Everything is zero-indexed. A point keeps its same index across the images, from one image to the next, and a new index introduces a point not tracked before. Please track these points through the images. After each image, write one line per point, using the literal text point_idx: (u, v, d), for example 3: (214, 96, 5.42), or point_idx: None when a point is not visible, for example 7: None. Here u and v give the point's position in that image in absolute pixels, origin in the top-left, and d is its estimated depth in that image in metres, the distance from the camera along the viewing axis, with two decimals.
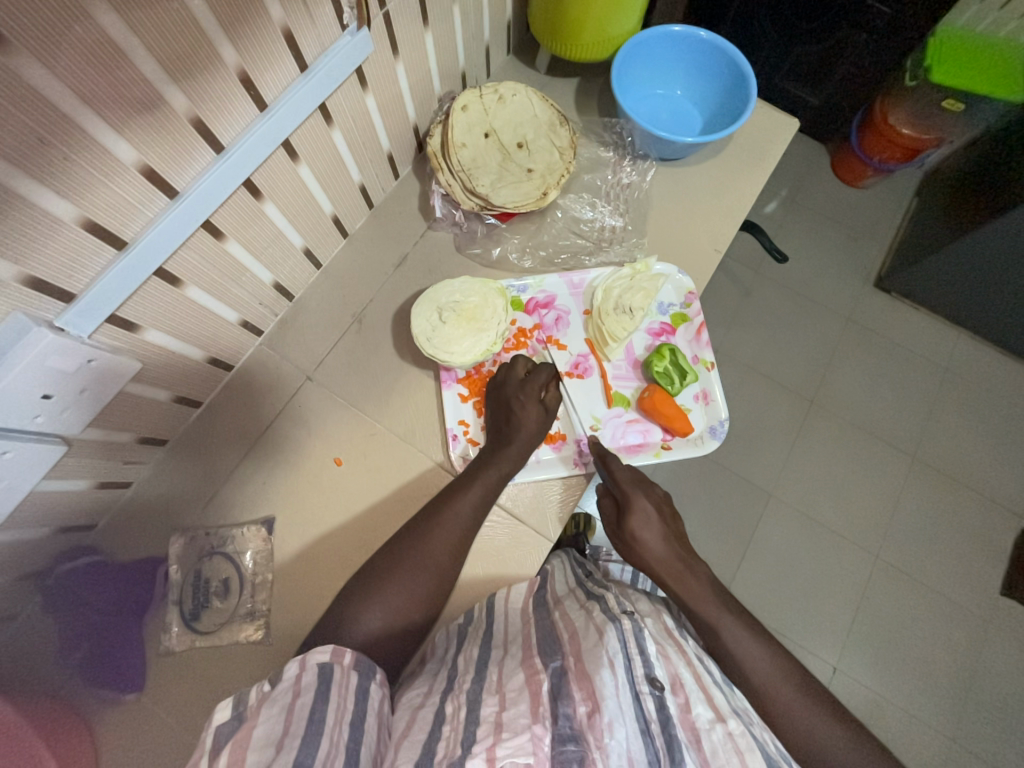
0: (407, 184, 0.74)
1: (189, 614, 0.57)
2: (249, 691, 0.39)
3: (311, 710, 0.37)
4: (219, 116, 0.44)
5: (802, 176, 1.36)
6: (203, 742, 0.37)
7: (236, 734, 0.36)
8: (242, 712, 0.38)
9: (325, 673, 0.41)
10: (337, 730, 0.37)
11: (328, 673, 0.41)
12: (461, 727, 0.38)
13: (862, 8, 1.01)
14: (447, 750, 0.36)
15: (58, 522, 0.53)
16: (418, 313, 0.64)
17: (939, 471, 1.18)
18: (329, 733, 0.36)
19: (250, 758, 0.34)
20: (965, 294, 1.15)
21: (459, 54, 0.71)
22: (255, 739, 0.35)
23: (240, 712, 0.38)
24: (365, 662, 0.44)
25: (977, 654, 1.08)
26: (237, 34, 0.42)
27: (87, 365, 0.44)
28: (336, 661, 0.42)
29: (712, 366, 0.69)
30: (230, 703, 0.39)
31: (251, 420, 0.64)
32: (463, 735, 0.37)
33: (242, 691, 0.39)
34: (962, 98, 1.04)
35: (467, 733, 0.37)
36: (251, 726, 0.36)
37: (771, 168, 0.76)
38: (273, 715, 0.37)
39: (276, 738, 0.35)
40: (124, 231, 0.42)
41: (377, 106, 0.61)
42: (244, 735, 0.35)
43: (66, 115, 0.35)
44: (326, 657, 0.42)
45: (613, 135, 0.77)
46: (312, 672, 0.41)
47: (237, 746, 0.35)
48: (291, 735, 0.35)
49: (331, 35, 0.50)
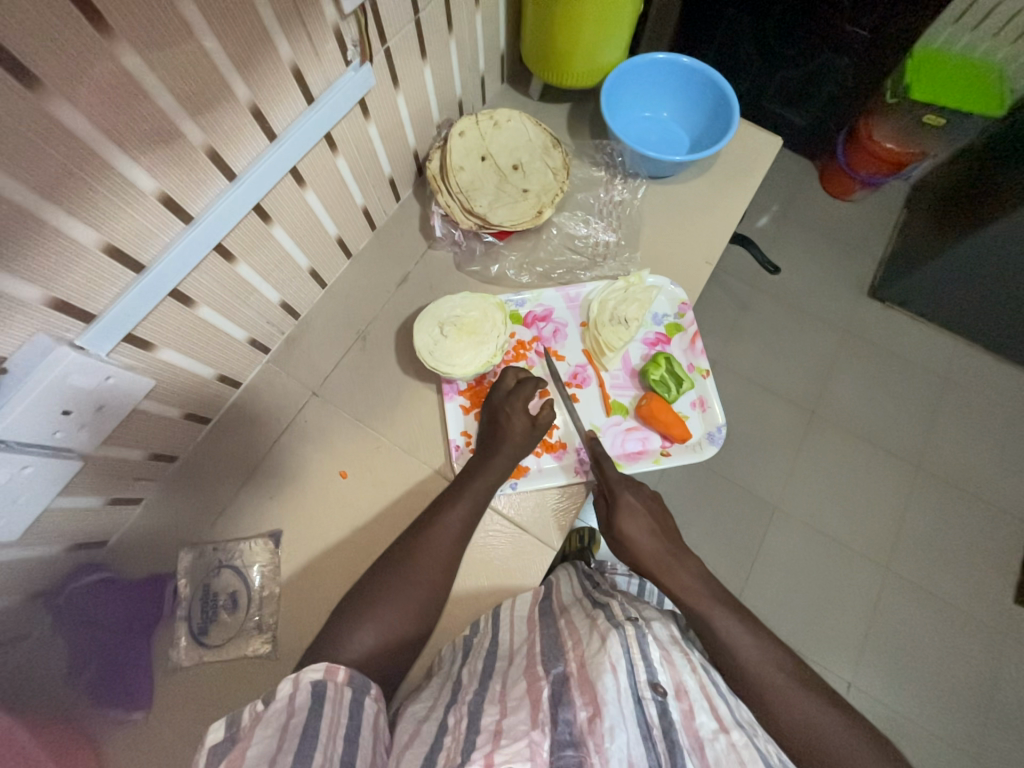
0: (407, 206, 0.78)
1: (197, 629, 0.58)
2: (244, 711, 0.40)
3: (304, 724, 0.38)
4: (232, 146, 0.47)
5: (791, 191, 1.40)
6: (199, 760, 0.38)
7: (231, 754, 0.36)
8: (235, 733, 0.38)
9: (319, 689, 0.41)
10: (330, 742, 0.37)
11: (322, 690, 0.42)
12: (463, 736, 0.38)
13: (839, 32, 1.07)
14: (449, 759, 0.37)
15: (70, 539, 0.55)
16: (421, 328, 0.66)
17: (942, 478, 1.18)
18: (322, 747, 0.37)
19: None
20: (956, 300, 1.18)
21: (456, 85, 0.75)
22: (250, 755, 0.36)
23: (235, 732, 0.38)
24: (359, 677, 0.44)
25: (992, 663, 1.06)
26: (248, 71, 0.45)
27: (105, 383, 0.46)
28: (330, 677, 0.43)
29: (707, 373, 0.70)
30: (225, 723, 0.39)
31: (259, 436, 0.66)
32: (464, 743, 0.37)
33: (237, 713, 0.39)
34: (943, 114, 1.10)
35: (468, 741, 0.37)
36: (246, 745, 0.36)
37: (759, 182, 0.80)
38: (266, 735, 0.37)
39: (269, 752, 0.36)
40: (141, 255, 0.45)
41: (379, 134, 0.65)
42: (237, 752, 0.36)
43: (93, 150, 0.37)
44: (318, 675, 0.43)
45: (604, 155, 0.81)
46: (307, 689, 0.41)
47: (231, 763, 0.35)
48: (285, 747, 0.36)
49: (336, 70, 0.53)
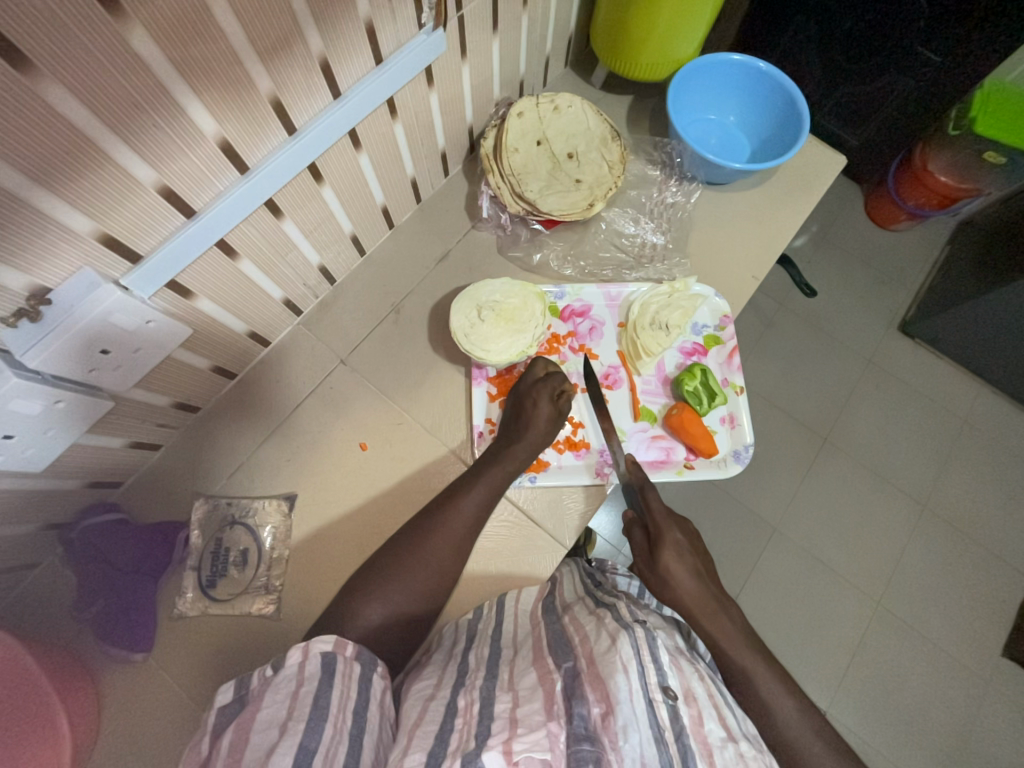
0: (455, 182, 0.76)
1: (205, 581, 0.58)
2: (254, 674, 0.40)
3: (316, 696, 0.38)
4: (296, 98, 0.46)
5: (836, 213, 1.36)
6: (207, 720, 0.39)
7: (240, 718, 0.37)
8: (242, 695, 0.39)
9: (327, 663, 0.41)
10: (341, 715, 0.38)
11: (331, 662, 0.41)
12: (475, 721, 0.38)
13: (911, 54, 1.02)
14: (461, 742, 0.36)
15: (89, 475, 0.54)
16: (458, 309, 0.65)
17: (949, 524, 1.17)
18: (333, 720, 0.37)
19: (255, 739, 0.35)
20: (989, 347, 1.15)
21: (521, 63, 0.72)
22: (260, 720, 0.36)
23: (243, 696, 0.39)
24: (367, 653, 0.44)
25: (974, 712, 1.06)
26: (324, 21, 0.43)
27: (145, 326, 0.46)
28: (340, 650, 0.42)
29: (741, 390, 0.69)
30: (233, 687, 0.41)
31: (283, 395, 0.65)
32: (477, 729, 0.37)
33: (245, 677, 0.40)
34: (1004, 152, 1.05)
35: (481, 728, 0.37)
36: (256, 709, 0.38)
37: (819, 199, 0.77)
38: (277, 699, 0.38)
39: (280, 719, 0.36)
40: (193, 200, 0.44)
41: (439, 105, 0.63)
42: (247, 716, 0.37)
43: (162, 85, 0.36)
44: (329, 647, 0.42)
45: (663, 154, 0.78)
46: (315, 661, 0.41)
47: (242, 728, 0.36)
48: (296, 716, 0.36)
49: (408, 32, 0.52)
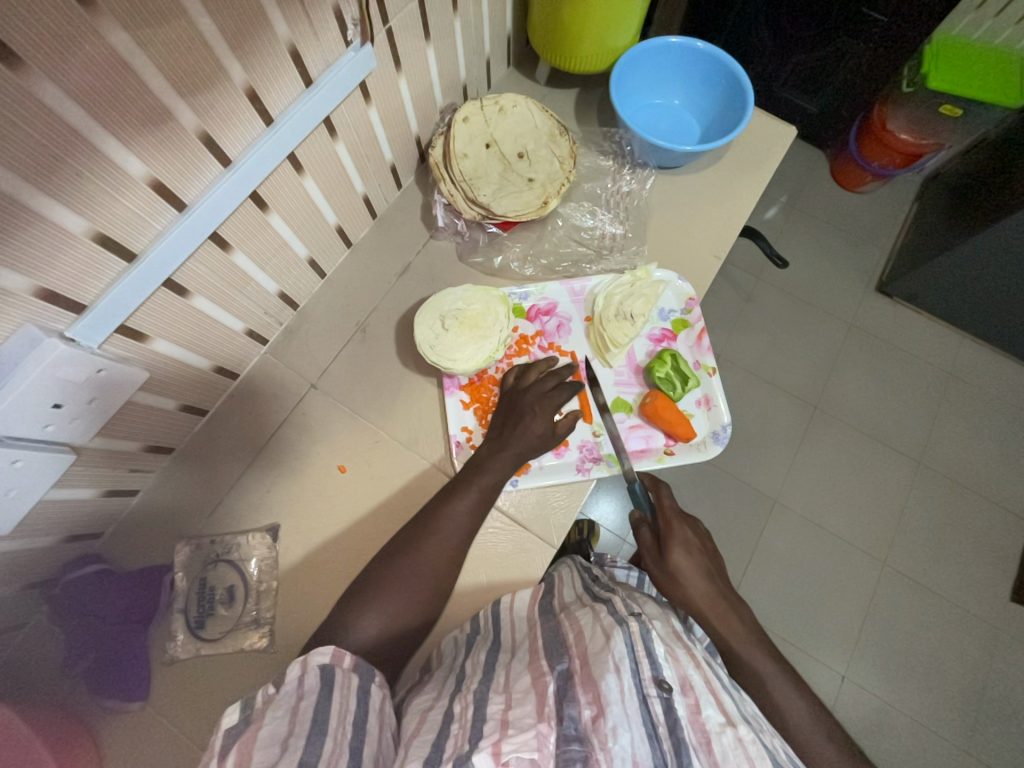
0: (409, 194, 0.76)
1: (194, 623, 0.58)
2: (256, 694, 0.40)
3: (315, 710, 0.38)
4: (226, 130, 0.45)
5: (802, 182, 1.37)
6: (212, 745, 0.37)
7: (244, 736, 0.36)
8: (250, 714, 0.38)
9: (326, 676, 0.41)
10: (341, 728, 0.38)
11: (330, 674, 0.42)
12: (469, 723, 0.38)
13: (859, 17, 1.02)
14: (456, 746, 0.36)
15: (65, 530, 0.54)
16: (421, 321, 0.64)
17: (944, 477, 1.17)
18: (333, 733, 0.37)
19: (258, 755, 0.34)
20: (965, 298, 1.16)
21: (460, 68, 0.72)
22: (262, 736, 0.36)
23: (248, 716, 0.38)
24: (365, 664, 0.44)
25: (988, 659, 1.07)
26: (243, 51, 0.43)
27: (97, 375, 0.45)
28: (337, 663, 0.43)
29: (714, 371, 0.69)
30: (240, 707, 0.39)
31: (257, 425, 0.65)
32: (470, 731, 0.37)
33: (250, 696, 0.39)
34: (960, 103, 1.04)
35: (474, 730, 0.37)
36: (257, 727, 0.37)
37: (772, 173, 0.77)
38: (278, 716, 0.37)
39: (281, 735, 0.36)
40: (133, 244, 0.43)
41: (380, 119, 0.63)
42: (251, 734, 0.36)
43: (81, 134, 0.36)
44: (327, 659, 0.43)
45: (612, 144, 0.78)
46: (315, 674, 0.41)
47: (245, 745, 0.35)
48: (296, 732, 0.36)
49: (335, 51, 0.51)
